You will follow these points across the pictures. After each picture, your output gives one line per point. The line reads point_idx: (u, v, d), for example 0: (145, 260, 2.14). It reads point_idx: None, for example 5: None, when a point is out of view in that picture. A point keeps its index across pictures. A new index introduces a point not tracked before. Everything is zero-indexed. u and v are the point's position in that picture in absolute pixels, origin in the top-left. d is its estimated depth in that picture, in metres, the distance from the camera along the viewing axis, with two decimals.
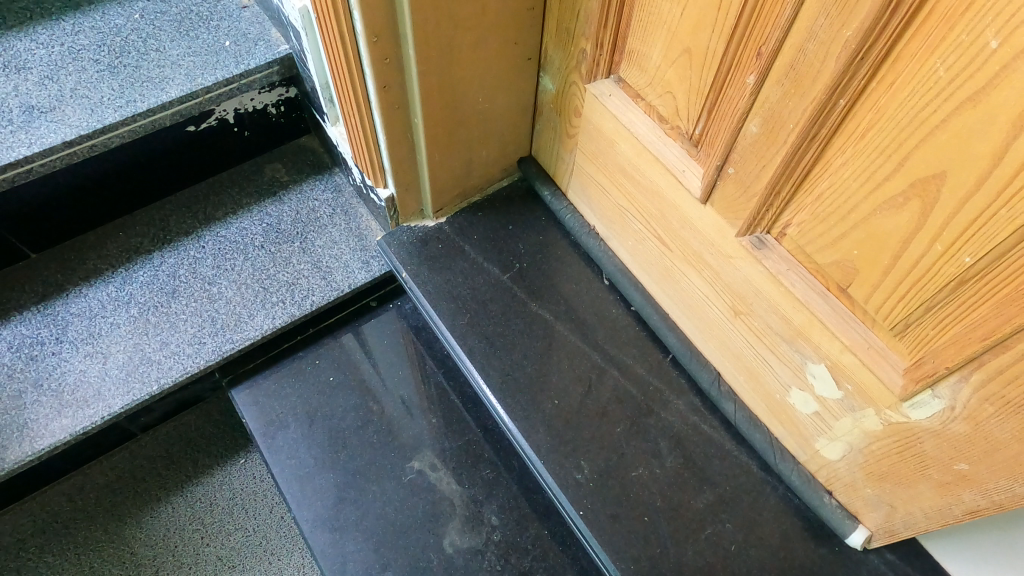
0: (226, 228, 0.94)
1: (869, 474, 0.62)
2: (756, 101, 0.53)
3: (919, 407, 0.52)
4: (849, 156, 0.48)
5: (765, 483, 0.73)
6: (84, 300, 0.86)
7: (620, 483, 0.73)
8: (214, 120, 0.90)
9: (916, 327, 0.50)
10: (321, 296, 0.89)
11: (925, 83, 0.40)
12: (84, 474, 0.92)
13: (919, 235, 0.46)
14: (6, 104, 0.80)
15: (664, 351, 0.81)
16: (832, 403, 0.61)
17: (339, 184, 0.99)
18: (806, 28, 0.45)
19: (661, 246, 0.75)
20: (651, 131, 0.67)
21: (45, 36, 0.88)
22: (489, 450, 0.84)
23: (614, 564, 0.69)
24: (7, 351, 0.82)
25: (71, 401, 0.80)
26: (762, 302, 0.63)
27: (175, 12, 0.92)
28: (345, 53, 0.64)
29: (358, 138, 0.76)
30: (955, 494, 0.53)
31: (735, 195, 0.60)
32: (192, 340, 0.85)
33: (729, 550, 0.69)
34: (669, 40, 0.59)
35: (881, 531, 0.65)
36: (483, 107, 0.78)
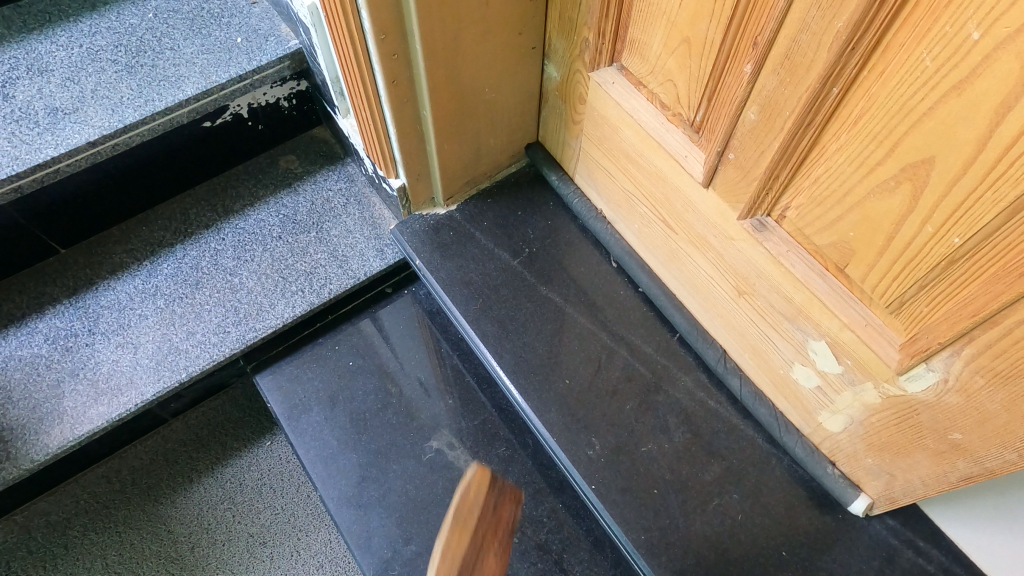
0: (245, 220, 0.97)
1: (869, 445, 0.64)
2: (753, 89, 0.54)
3: (915, 380, 0.54)
4: (843, 143, 0.50)
5: (771, 455, 0.76)
6: (112, 293, 0.90)
7: (630, 458, 0.76)
8: (229, 115, 0.93)
9: (910, 304, 0.52)
10: (337, 284, 0.92)
11: (913, 72, 0.41)
12: (120, 458, 0.97)
13: (910, 217, 0.48)
14: (31, 106, 0.83)
15: (671, 330, 0.84)
16: (834, 377, 0.64)
17: (351, 173, 1.02)
18: (799, 20, 0.46)
19: (666, 229, 0.77)
20: (654, 118, 0.69)
21: (64, 38, 0.90)
22: (505, 429, 0.88)
23: (626, 534, 0.72)
24: (44, 344, 0.86)
25: (105, 390, 0.84)
26: (763, 281, 0.65)
27: (187, 10, 0.95)
28: (355, 50, 0.67)
29: (369, 130, 0.78)
30: (950, 462, 0.55)
31: (736, 179, 0.61)
32: (217, 329, 0.88)
33: (736, 519, 0.72)
34: (669, 30, 0.60)
35: (882, 499, 0.68)
36: (490, 97, 0.80)
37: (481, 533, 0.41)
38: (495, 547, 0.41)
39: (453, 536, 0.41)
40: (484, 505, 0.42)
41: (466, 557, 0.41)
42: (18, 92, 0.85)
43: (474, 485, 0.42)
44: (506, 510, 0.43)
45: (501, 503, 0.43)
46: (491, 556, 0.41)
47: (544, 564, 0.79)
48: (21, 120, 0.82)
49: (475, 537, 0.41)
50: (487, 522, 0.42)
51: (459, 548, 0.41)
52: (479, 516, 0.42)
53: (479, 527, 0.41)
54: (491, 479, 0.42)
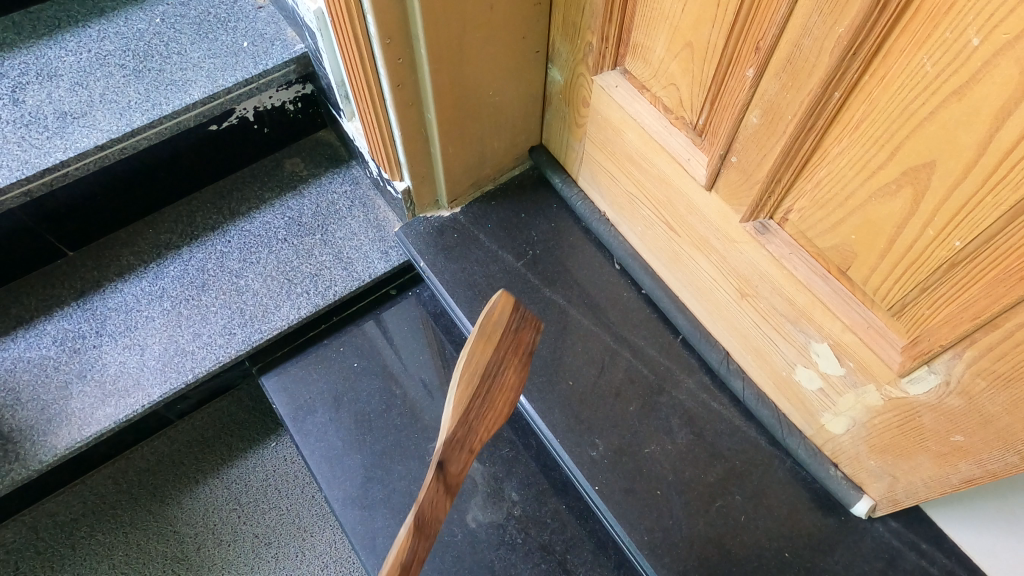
0: (250, 222, 0.98)
1: (872, 446, 0.64)
2: (755, 93, 0.55)
3: (917, 383, 0.54)
4: (845, 147, 0.50)
5: (773, 457, 0.76)
6: (120, 295, 0.91)
7: (633, 459, 0.76)
8: (235, 119, 0.94)
9: (912, 307, 0.52)
10: (342, 286, 0.92)
11: (914, 78, 0.42)
12: (127, 459, 0.98)
13: (911, 221, 0.48)
14: (40, 111, 0.84)
15: (674, 332, 0.84)
16: (836, 379, 0.64)
17: (356, 175, 1.02)
18: (801, 25, 0.47)
19: (669, 231, 0.77)
20: (657, 122, 0.69)
21: (72, 43, 0.91)
22: (509, 430, 0.88)
23: (629, 535, 0.72)
24: (52, 345, 0.87)
25: (113, 391, 0.85)
26: (766, 284, 0.66)
27: (194, 15, 0.95)
28: (360, 54, 0.67)
29: (374, 133, 0.79)
30: (952, 464, 0.56)
31: (739, 182, 0.62)
32: (223, 331, 0.89)
33: (739, 520, 0.72)
34: (672, 34, 0.61)
35: (885, 501, 0.68)
36: (494, 100, 0.81)
37: (504, 349, 0.47)
38: (515, 362, 0.48)
39: (477, 347, 0.46)
40: (509, 325, 0.47)
41: (489, 363, 0.46)
42: (27, 97, 0.85)
43: (499, 309, 0.46)
44: (526, 335, 0.48)
45: (522, 328, 0.48)
46: (511, 368, 0.48)
47: (548, 564, 0.79)
48: (31, 124, 0.82)
49: (499, 351, 0.47)
50: (509, 341, 0.47)
51: (483, 358, 0.46)
52: (501, 334, 0.47)
53: (502, 342, 0.47)
54: (514, 304, 0.47)
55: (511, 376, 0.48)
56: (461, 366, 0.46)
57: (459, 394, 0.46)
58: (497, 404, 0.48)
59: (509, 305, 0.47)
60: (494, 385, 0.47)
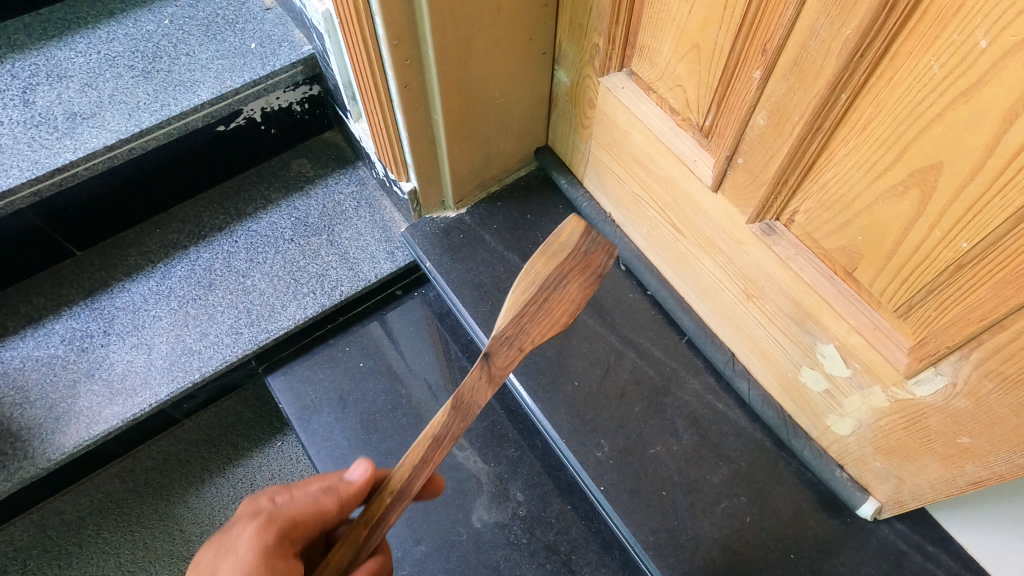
0: (257, 223, 0.98)
1: (878, 448, 0.64)
2: (762, 95, 0.55)
3: (923, 385, 0.55)
4: (852, 148, 0.50)
5: (779, 458, 0.76)
6: (127, 295, 0.92)
7: (639, 460, 0.76)
8: (242, 119, 0.94)
9: (918, 308, 0.52)
10: (348, 286, 0.93)
11: (921, 79, 0.42)
12: (133, 458, 0.98)
13: (918, 222, 0.48)
14: (50, 112, 0.84)
15: (679, 333, 0.84)
16: (842, 380, 0.64)
17: (362, 176, 1.03)
18: (808, 27, 0.47)
19: (675, 232, 0.77)
20: (663, 123, 0.69)
21: (82, 45, 0.92)
22: (514, 430, 0.88)
23: (634, 535, 0.73)
24: (60, 344, 0.88)
25: (120, 390, 0.85)
26: (772, 285, 0.66)
27: (202, 17, 0.96)
28: (368, 55, 0.68)
29: (381, 134, 0.79)
30: (958, 466, 0.55)
31: (745, 183, 0.62)
32: (230, 330, 0.89)
33: (744, 521, 0.73)
34: (679, 36, 0.61)
35: (890, 502, 0.68)
36: (500, 101, 0.81)
37: (569, 266, 0.53)
38: (578, 279, 0.53)
39: (540, 260, 0.53)
40: (578, 247, 0.53)
41: (551, 275, 0.53)
42: (37, 97, 0.86)
43: (569, 231, 0.54)
44: (596, 258, 0.53)
45: (591, 251, 0.53)
46: (573, 283, 0.53)
47: (552, 565, 0.79)
48: (41, 125, 0.83)
49: (562, 266, 0.53)
50: (575, 260, 0.53)
51: (545, 269, 0.53)
52: (568, 253, 0.53)
53: (567, 260, 0.53)
54: (586, 228, 0.54)
55: (574, 290, 0.53)
56: (523, 274, 0.53)
57: (515, 299, 0.53)
58: (555, 313, 0.53)
59: (578, 228, 0.54)
60: (553, 295, 0.53)
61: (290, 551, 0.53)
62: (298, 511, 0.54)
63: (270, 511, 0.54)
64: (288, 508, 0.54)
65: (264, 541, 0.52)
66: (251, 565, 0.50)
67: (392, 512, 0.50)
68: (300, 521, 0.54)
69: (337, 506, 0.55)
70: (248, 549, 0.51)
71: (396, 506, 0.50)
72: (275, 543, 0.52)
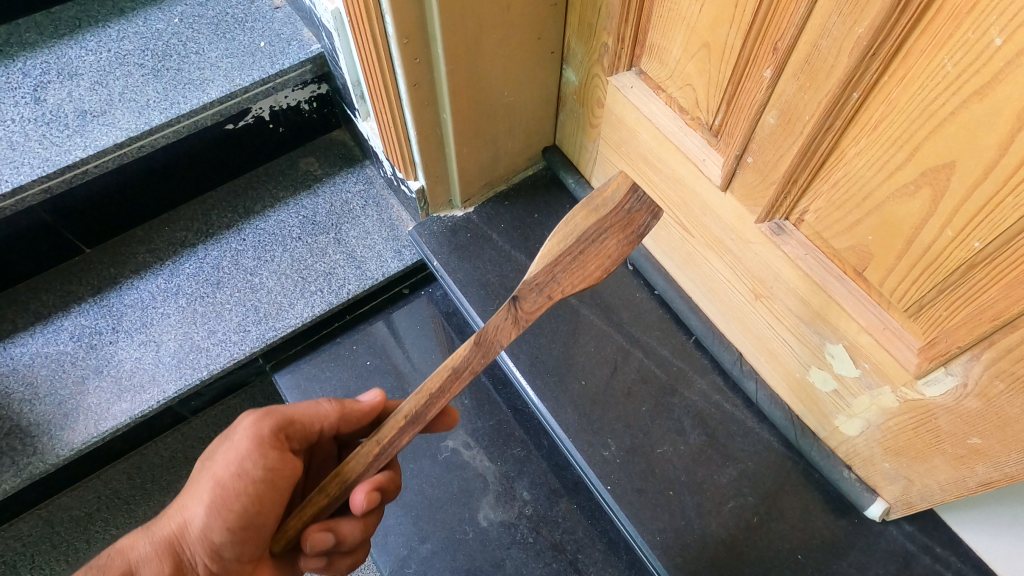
0: (265, 221, 0.98)
1: (887, 448, 0.64)
2: (773, 94, 0.55)
3: (933, 385, 0.54)
4: (863, 147, 0.50)
5: (786, 459, 0.76)
6: (136, 292, 0.92)
7: (645, 459, 0.76)
8: (251, 118, 0.94)
9: (929, 308, 0.52)
10: (356, 285, 0.93)
11: (935, 78, 0.42)
12: (141, 454, 0.99)
13: (930, 221, 0.48)
14: (61, 109, 0.85)
15: (687, 333, 0.84)
16: (851, 380, 0.64)
17: (369, 175, 1.03)
18: (820, 25, 0.47)
19: (683, 232, 0.77)
20: (672, 122, 0.69)
21: (93, 43, 0.93)
22: (520, 429, 0.89)
23: (641, 535, 0.73)
24: (69, 341, 0.88)
25: (129, 387, 0.86)
26: (781, 285, 0.66)
27: (211, 16, 0.96)
28: (377, 53, 0.68)
29: (389, 132, 0.79)
30: (968, 467, 0.55)
31: (755, 183, 0.62)
32: (238, 328, 0.89)
33: (751, 521, 0.72)
34: (689, 35, 0.61)
35: (899, 504, 0.68)
36: (508, 100, 0.81)
37: (610, 222, 0.49)
38: (618, 237, 0.49)
39: (580, 212, 0.50)
40: (621, 204, 0.50)
41: (589, 230, 0.49)
42: (48, 95, 0.87)
43: (614, 186, 0.50)
44: (640, 218, 0.49)
45: (635, 210, 0.50)
46: (611, 240, 0.49)
47: (559, 564, 0.79)
48: (52, 123, 0.83)
49: (602, 221, 0.49)
50: (618, 217, 0.49)
51: (585, 223, 0.49)
52: (611, 208, 0.50)
53: (610, 216, 0.49)
54: (632, 184, 0.50)
55: (612, 246, 0.50)
56: (560, 225, 0.50)
57: (548, 249, 0.50)
58: (589, 266, 0.50)
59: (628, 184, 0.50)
60: (590, 249, 0.49)
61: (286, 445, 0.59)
62: (299, 414, 0.60)
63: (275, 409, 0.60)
64: (288, 408, 0.60)
65: (260, 431, 0.58)
66: (246, 449, 0.57)
67: (403, 438, 0.50)
68: (299, 421, 0.60)
69: (336, 413, 0.62)
70: (247, 437, 0.57)
71: (408, 431, 0.50)
72: (273, 436, 0.58)
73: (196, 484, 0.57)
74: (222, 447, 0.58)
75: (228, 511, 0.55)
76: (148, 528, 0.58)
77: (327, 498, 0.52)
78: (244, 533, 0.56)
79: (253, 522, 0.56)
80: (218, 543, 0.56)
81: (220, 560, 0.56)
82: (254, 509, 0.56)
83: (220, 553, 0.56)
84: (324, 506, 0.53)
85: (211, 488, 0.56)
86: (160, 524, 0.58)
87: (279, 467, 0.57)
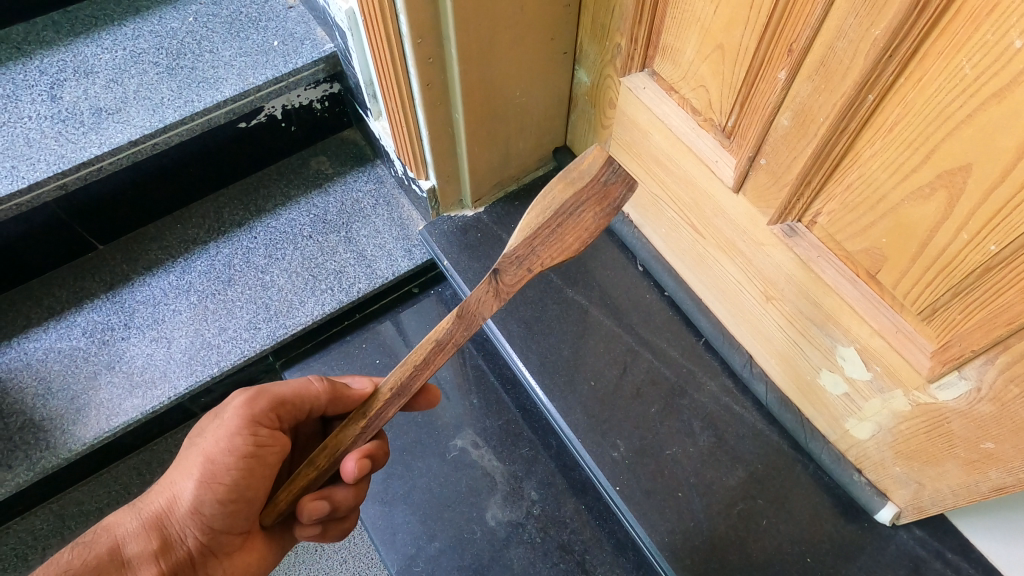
0: (276, 220, 0.99)
1: (898, 452, 0.64)
2: (787, 96, 0.55)
3: (946, 389, 0.54)
4: (878, 149, 0.50)
5: (796, 462, 0.75)
6: (148, 289, 0.93)
7: (654, 461, 0.76)
8: (263, 116, 0.95)
9: (943, 311, 0.52)
10: (366, 283, 0.93)
11: (952, 80, 0.42)
12: (151, 450, 0.99)
13: (945, 224, 0.48)
14: (76, 107, 0.86)
15: (697, 334, 0.84)
16: (862, 383, 0.63)
17: (380, 175, 1.03)
18: (836, 27, 0.47)
19: (695, 233, 0.77)
20: (684, 123, 0.69)
21: (108, 41, 0.93)
22: (528, 429, 0.89)
23: (650, 536, 0.72)
24: (81, 336, 0.89)
25: (140, 382, 0.86)
26: (793, 287, 0.65)
27: (225, 15, 0.97)
28: (391, 53, 0.68)
29: (401, 132, 0.80)
30: (981, 472, 0.55)
31: (768, 184, 0.62)
32: (248, 326, 0.90)
33: (760, 523, 0.72)
34: (703, 36, 0.61)
35: (909, 508, 0.67)
36: (520, 101, 0.81)
37: (586, 194, 0.49)
38: (594, 210, 0.49)
39: (558, 185, 0.50)
40: (597, 176, 0.49)
41: (568, 203, 0.49)
42: (65, 93, 0.87)
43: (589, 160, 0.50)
44: (614, 190, 0.49)
45: (611, 182, 0.49)
46: (588, 213, 0.49)
47: (566, 564, 0.79)
48: (67, 120, 0.84)
49: (579, 194, 0.49)
50: (595, 189, 0.49)
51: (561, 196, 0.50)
52: (587, 181, 0.49)
53: (586, 188, 0.49)
54: (608, 158, 0.50)
55: (589, 220, 0.49)
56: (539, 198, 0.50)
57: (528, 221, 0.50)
58: (567, 239, 0.50)
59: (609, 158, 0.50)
60: (568, 221, 0.50)
61: (276, 424, 0.59)
62: (287, 396, 0.59)
63: (262, 389, 0.59)
64: (278, 387, 0.59)
65: (251, 410, 0.57)
66: (236, 426, 0.56)
67: (389, 410, 0.51)
68: (287, 403, 0.59)
69: (327, 394, 0.60)
70: (236, 417, 0.57)
71: (393, 403, 0.51)
72: (260, 417, 0.58)
73: (185, 461, 0.57)
74: (211, 424, 0.58)
75: (217, 485, 0.55)
76: (133, 505, 0.59)
77: (317, 470, 0.52)
78: (234, 506, 0.56)
79: (243, 496, 0.56)
80: (206, 517, 0.56)
81: (209, 533, 0.57)
82: (242, 484, 0.56)
83: (211, 525, 0.57)
84: (311, 481, 0.53)
85: (200, 463, 0.56)
86: (144, 501, 0.58)
87: (270, 442, 0.57)
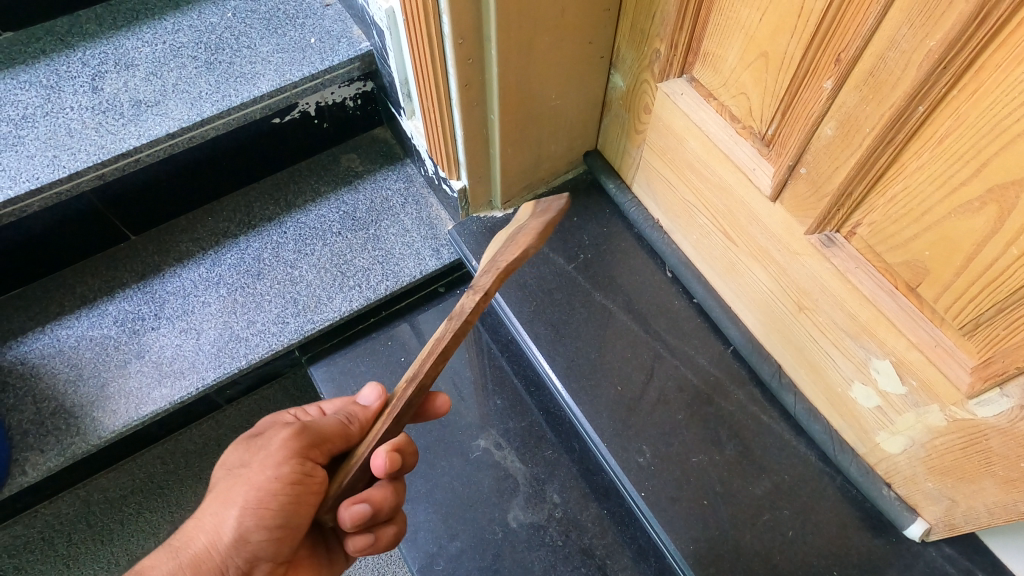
0: (306, 215, 1.00)
1: (930, 468, 0.63)
2: (832, 105, 0.54)
3: (985, 405, 0.54)
4: (925, 161, 0.50)
5: (823, 474, 0.75)
6: (179, 280, 0.94)
7: (680, 467, 0.76)
8: (297, 112, 0.96)
9: (986, 327, 0.51)
10: (394, 281, 0.93)
11: (1010, 93, 0.41)
12: (176, 439, 1.00)
13: (994, 239, 0.47)
14: (117, 98, 0.87)
15: (725, 342, 0.84)
16: (896, 398, 0.63)
17: (410, 174, 1.04)
18: (888, 37, 0.47)
19: (727, 240, 0.77)
20: (722, 130, 0.69)
21: (149, 35, 0.95)
22: (551, 432, 0.88)
23: (673, 543, 0.72)
24: (113, 325, 0.90)
25: (169, 372, 0.87)
26: (828, 298, 0.65)
27: (263, 11, 0.98)
28: (431, 52, 0.68)
29: (436, 130, 0.80)
30: (1020, 491, 0.54)
31: (807, 194, 0.62)
32: (277, 319, 0.91)
33: (786, 535, 0.72)
34: (746, 43, 0.61)
35: (940, 525, 0.67)
36: (555, 104, 0.81)
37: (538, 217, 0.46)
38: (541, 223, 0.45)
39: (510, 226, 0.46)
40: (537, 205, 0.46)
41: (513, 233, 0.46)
42: (105, 84, 0.89)
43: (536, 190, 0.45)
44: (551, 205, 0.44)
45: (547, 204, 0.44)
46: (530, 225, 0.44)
47: (587, 568, 0.79)
48: (108, 111, 0.85)
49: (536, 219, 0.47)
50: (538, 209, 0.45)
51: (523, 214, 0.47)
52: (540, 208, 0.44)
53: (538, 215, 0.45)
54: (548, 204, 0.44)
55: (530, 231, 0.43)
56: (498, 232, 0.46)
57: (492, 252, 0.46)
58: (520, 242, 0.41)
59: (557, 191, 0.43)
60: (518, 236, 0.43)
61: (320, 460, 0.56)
62: (328, 432, 0.56)
63: (306, 424, 0.56)
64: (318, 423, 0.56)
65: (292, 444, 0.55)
66: (283, 456, 0.54)
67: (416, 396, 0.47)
68: (331, 440, 0.56)
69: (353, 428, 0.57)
70: (282, 450, 0.55)
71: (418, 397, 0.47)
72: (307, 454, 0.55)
73: None
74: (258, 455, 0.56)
75: (264, 511, 0.54)
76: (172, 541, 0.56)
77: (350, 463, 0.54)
78: (281, 533, 0.55)
79: (290, 523, 0.54)
80: (251, 545, 0.54)
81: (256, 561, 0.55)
82: (290, 518, 0.54)
83: (256, 553, 0.55)
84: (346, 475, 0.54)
85: (246, 490, 0.54)
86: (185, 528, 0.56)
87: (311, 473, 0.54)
